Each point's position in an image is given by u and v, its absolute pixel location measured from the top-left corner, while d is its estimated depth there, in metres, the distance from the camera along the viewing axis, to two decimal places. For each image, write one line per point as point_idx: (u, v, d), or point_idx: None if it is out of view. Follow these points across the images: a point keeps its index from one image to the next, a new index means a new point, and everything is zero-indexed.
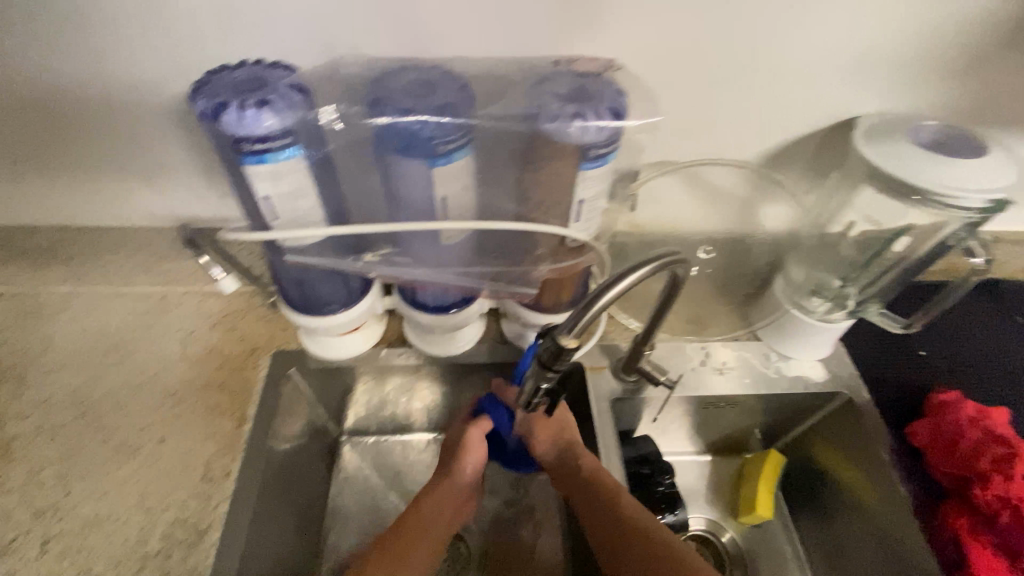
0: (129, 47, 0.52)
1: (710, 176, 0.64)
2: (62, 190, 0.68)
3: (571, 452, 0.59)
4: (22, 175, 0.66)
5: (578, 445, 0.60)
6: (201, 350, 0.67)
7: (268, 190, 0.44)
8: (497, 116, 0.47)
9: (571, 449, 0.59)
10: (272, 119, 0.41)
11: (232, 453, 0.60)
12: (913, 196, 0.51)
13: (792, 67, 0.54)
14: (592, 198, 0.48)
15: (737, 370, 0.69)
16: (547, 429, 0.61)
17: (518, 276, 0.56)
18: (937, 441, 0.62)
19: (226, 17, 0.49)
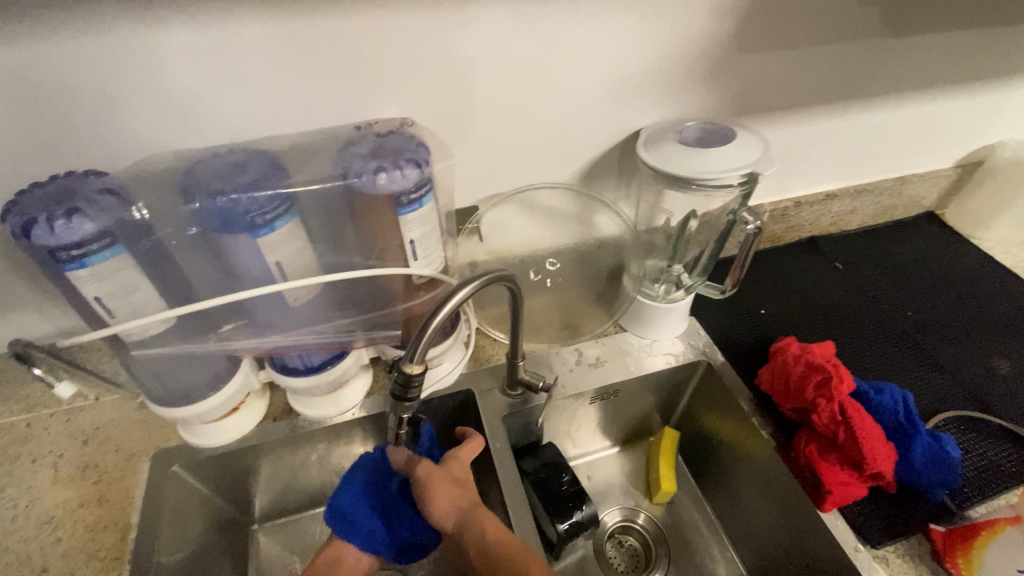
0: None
1: (541, 198, 0.73)
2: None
3: (477, 516, 0.54)
4: None
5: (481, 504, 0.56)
6: (72, 469, 0.64)
7: (95, 291, 0.44)
8: (312, 180, 0.51)
9: (477, 507, 0.56)
10: (86, 224, 0.42)
11: (119, 568, 0.57)
12: (689, 185, 0.61)
13: (573, 100, 0.64)
14: (422, 237, 0.54)
15: (610, 361, 0.76)
16: (449, 485, 0.56)
17: (379, 320, 0.60)
18: (775, 384, 0.71)
19: (27, 138, 0.50)
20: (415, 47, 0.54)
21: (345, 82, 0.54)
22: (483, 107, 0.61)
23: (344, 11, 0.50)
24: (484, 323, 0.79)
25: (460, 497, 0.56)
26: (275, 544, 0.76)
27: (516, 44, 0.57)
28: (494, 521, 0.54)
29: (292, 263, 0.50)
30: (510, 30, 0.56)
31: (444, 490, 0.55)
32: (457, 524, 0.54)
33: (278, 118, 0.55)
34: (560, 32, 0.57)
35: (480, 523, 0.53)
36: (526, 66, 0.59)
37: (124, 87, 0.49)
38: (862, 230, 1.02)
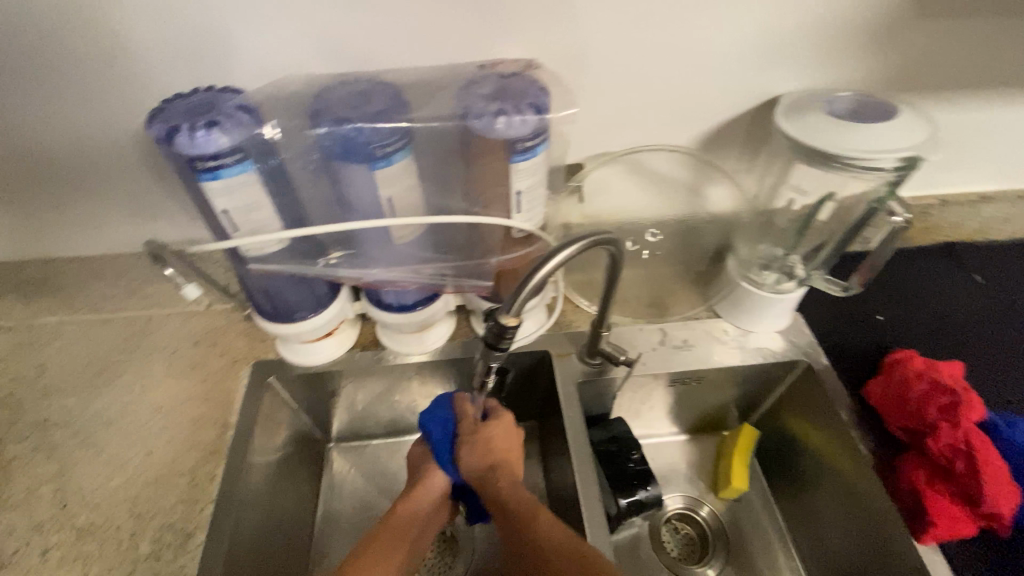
0: (92, 88, 0.56)
1: (651, 163, 0.68)
2: (39, 223, 0.71)
3: (496, 477, 0.57)
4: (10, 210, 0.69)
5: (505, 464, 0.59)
6: (184, 365, 0.70)
7: (225, 204, 0.47)
8: (432, 118, 0.51)
9: (500, 467, 0.58)
10: (223, 137, 0.44)
11: (216, 459, 0.63)
12: (831, 164, 0.55)
13: (706, 54, 0.58)
14: (530, 189, 0.52)
15: (698, 345, 0.71)
16: (476, 446, 0.59)
17: (473, 269, 0.59)
18: (887, 396, 0.65)
19: (181, 49, 0.53)
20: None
21: (472, 16, 0.53)
22: (608, 53, 0.57)
23: None
24: (569, 288, 0.77)
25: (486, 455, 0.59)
26: (345, 464, 0.81)
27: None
28: (510, 482, 0.57)
29: (401, 200, 0.50)
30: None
31: (470, 455, 0.58)
32: (480, 478, 0.58)
33: (402, 49, 0.54)
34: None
35: (497, 481, 0.57)
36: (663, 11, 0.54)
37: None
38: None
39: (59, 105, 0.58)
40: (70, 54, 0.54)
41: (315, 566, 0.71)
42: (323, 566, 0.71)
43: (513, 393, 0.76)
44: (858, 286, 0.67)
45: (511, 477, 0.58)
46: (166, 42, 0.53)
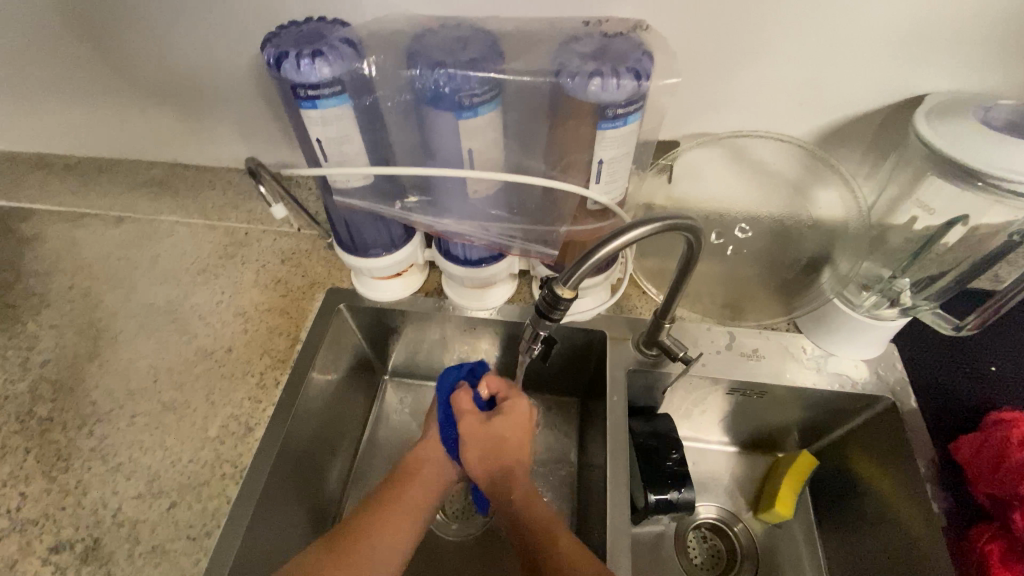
0: (224, 8, 0.61)
1: (756, 150, 0.62)
2: (161, 129, 0.78)
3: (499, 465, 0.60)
4: (145, 116, 0.76)
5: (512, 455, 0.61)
6: (269, 278, 0.77)
7: (319, 133, 0.49)
8: (524, 71, 0.49)
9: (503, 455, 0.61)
10: (326, 69, 0.45)
11: (282, 368, 0.69)
12: (974, 181, 0.47)
13: (845, 32, 0.52)
14: (613, 160, 0.49)
15: (767, 358, 0.67)
16: (483, 441, 0.61)
17: (541, 235, 0.59)
18: (979, 455, 0.57)
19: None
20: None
21: None
22: (731, 21, 0.53)
23: None
24: (639, 272, 0.73)
25: (492, 448, 0.61)
26: (394, 398, 0.85)
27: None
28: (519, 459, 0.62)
29: (482, 154, 0.50)
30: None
31: (475, 448, 0.61)
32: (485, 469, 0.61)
33: None
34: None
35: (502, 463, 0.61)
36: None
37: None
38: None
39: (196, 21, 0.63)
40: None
41: (352, 484, 0.77)
42: (359, 486, 0.77)
43: (563, 367, 0.76)
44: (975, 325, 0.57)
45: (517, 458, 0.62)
46: None
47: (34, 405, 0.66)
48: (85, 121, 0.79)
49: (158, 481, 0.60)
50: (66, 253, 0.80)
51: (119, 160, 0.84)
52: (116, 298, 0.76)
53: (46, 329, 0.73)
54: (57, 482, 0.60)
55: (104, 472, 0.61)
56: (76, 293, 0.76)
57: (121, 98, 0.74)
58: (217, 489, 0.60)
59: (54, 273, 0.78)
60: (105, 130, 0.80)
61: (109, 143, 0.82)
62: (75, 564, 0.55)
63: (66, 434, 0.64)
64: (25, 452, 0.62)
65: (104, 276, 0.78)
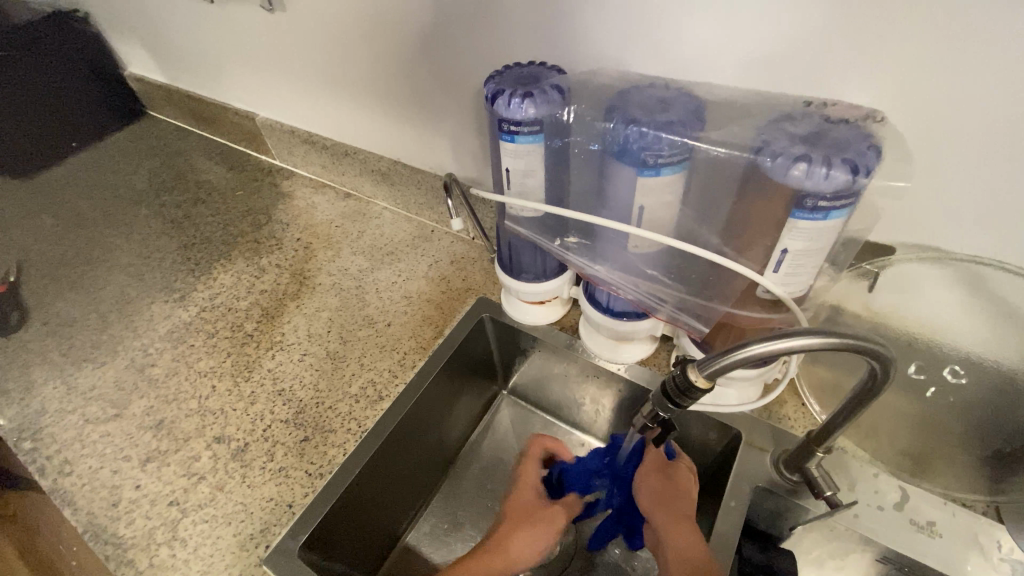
0: (473, 39, 0.67)
1: (1005, 286, 0.51)
2: (381, 132, 0.90)
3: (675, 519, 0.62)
4: (367, 116, 0.89)
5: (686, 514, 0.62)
6: (437, 274, 0.86)
7: (510, 164, 0.53)
8: (720, 143, 0.47)
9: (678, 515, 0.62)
10: (531, 109, 0.49)
11: (421, 355, 0.76)
12: None
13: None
14: (799, 253, 0.44)
15: (949, 540, 0.52)
16: (666, 488, 0.65)
17: (696, 309, 0.55)
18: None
19: (545, 16, 0.58)
20: (979, 20, 0.40)
21: (843, 37, 0.45)
22: (1005, 127, 0.43)
23: None
24: (802, 380, 0.64)
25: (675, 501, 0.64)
26: (506, 415, 0.87)
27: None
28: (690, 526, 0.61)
29: (653, 213, 0.49)
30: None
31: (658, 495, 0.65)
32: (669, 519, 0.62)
33: (726, 66, 0.51)
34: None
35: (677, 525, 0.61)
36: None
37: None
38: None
39: (452, 45, 0.69)
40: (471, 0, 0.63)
41: (445, 481, 0.81)
42: (450, 485, 0.81)
43: (682, 450, 0.70)
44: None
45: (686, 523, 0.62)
46: (527, 14, 0.60)
47: (245, 321, 0.84)
48: (325, 113, 0.95)
49: (302, 415, 0.71)
50: (304, 213, 1.01)
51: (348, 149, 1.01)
52: (323, 256, 0.92)
53: (272, 266, 0.92)
54: (238, 387, 0.75)
55: (269, 391, 0.74)
56: (299, 244, 0.95)
57: (357, 101, 0.88)
58: (339, 440, 0.69)
59: (291, 225, 0.99)
60: (336, 123, 0.95)
61: (334, 132, 0.97)
62: (227, 457, 0.68)
63: (256, 351, 0.79)
64: (227, 356, 0.79)
65: (321, 236, 0.96)
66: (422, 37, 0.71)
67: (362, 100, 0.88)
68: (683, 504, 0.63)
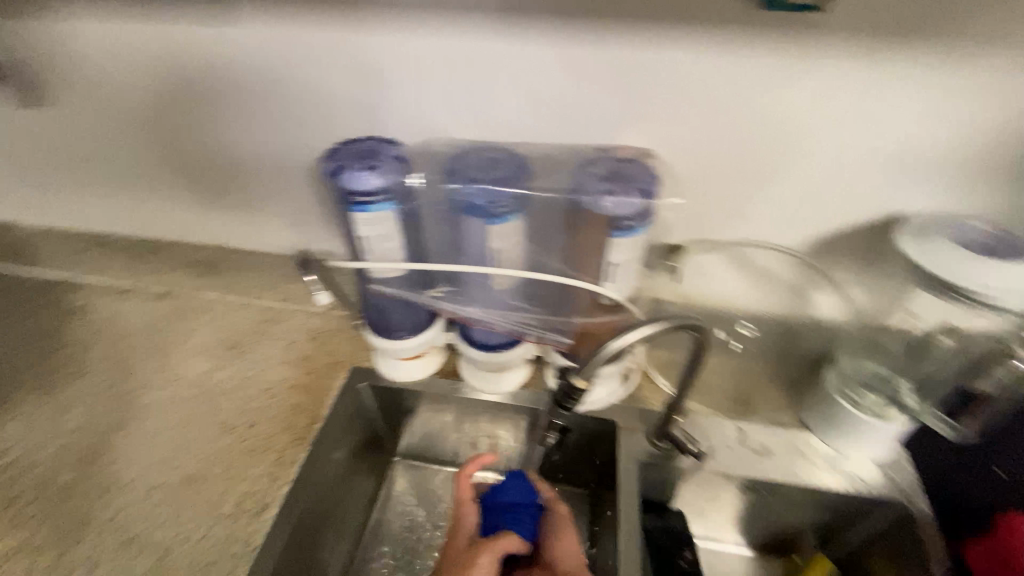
0: (298, 116, 0.69)
1: (757, 258, 0.69)
2: (218, 223, 0.88)
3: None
4: (199, 212, 0.87)
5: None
6: (297, 355, 0.80)
7: (365, 233, 0.55)
8: (546, 188, 0.57)
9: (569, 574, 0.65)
10: (377, 179, 0.52)
11: (300, 445, 0.71)
12: (950, 294, 0.52)
13: (827, 158, 0.60)
14: (625, 263, 0.55)
15: (777, 455, 0.67)
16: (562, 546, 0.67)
17: (558, 325, 0.63)
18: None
19: (367, 94, 0.64)
20: (682, 78, 0.57)
21: (610, 98, 0.59)
22: (728, 147, 0.61)
23: (631, 45, 0.55)
24: (650, 365, 0.76)
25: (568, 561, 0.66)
26: (402, 480, 0.85)
27: (792, 93, 0.56)
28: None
29: (506, 253, 0.56)
30: (791, 80, 0.55)
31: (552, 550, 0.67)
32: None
33: (533, 125, 0.62)
34: (830, 84, 0.55)
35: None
36: (787, 111, 0.57)
37: (441, 59, 0.60)
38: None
39: (276, 126, 0.71)
40: (290, 84, 0.66)
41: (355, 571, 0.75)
42: None
43: (574, 455, 0.77)
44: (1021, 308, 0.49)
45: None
46: (350, 93, 0.65)
47: (57, 473, 0.68)
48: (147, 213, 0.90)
49: (168, 558, 0.60)
50: (107, 325, 0.84)
51: (171, 245, 0.92)
52: (148, 368, 0.79)
53: (80, 397, 0.76)
54: (66, 557, 0.60)
55: (116, 546, 0.61)
56: (110, 362, 0.80)
57: (182, 196, 0.85)
58: (225, 569, 0.60)
59: (92, 341, 0.82)
60: (162, 221, 0.90)
61: (162, 232, 0.92)
62: None
63: (84, 505, 0.65)
64: (39, 523, 0.63)
65: (139, 347, 0.82)
66: (242, 123, 0.72)
67: (178, 185, 0.82)
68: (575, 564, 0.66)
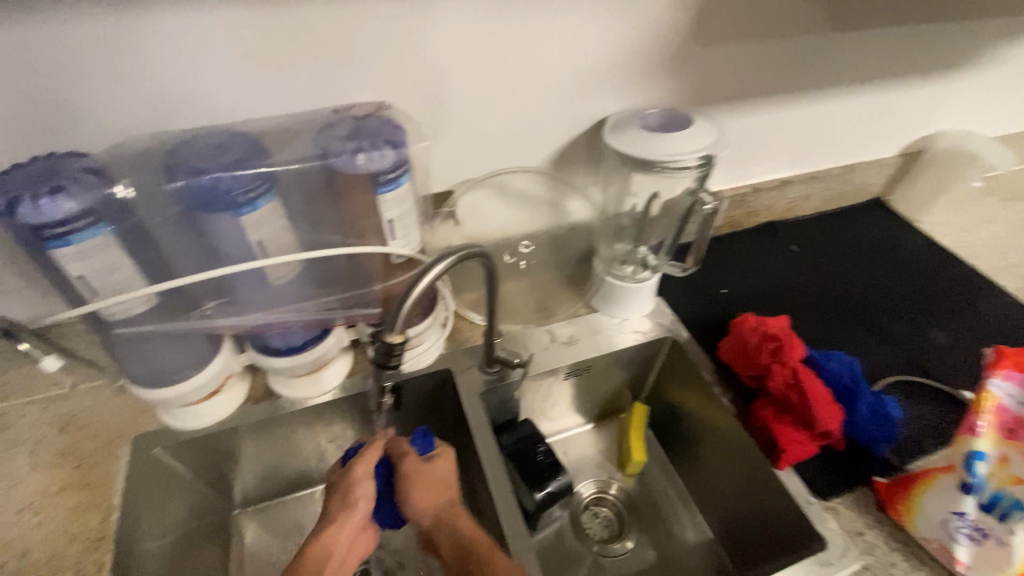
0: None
1: (514, 183, 0.78)
2: None
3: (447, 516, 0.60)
4: None
5: (449, 504, 0.61)
6: (50, 454, 0.63)
7: (80, 269, 0.45)
8: (291, 162, 0.54)
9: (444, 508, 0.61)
10: (70, 202, 0.43)
11: (102, 548, 0.57)
12: (652, 168, 0.67)
13: (522, 78, 0.67)
14: (400, 217, 0.56)
15: (583, 339, 0.79)
16: (425, 484, 0.61)
17: (359, 298, 0.62)
18: (803, 335, 0.84)
19: (15, 102, 0.51)
20: (368, 26, 0.56)
21: (322, 60, 0.57)
22: (452, 90, 0.65)
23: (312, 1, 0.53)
24: (461, 306, 0.82)
25: (433, 495, 0.61)
26: (255, 528, 0.77)
27: (434, 18, 0.58)
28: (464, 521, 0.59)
29: (274, 241, 0.52)
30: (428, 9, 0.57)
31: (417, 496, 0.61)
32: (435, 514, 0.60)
33: (252, 102, 0.58)
34: (476, 14, 0.59)
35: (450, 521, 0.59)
36: (477, 44, 0.62)
37: (103, 41, 0.50)
38: (808, 218, 1.08)
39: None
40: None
41: None
42: None
43: (422, 416, 0.79)
44: (701, 155, 0.64)
45: (453, 518, 0.60)
46: None
47: None
48: None
49: None
50: None
51: None
52: None
53: None
54: None
55: None
56: None
57: None
58: None
59: None
60: None
61: None
62: None
63: None
64: None
65: None
66: None
67: None
68: (441, 493, 0.61)
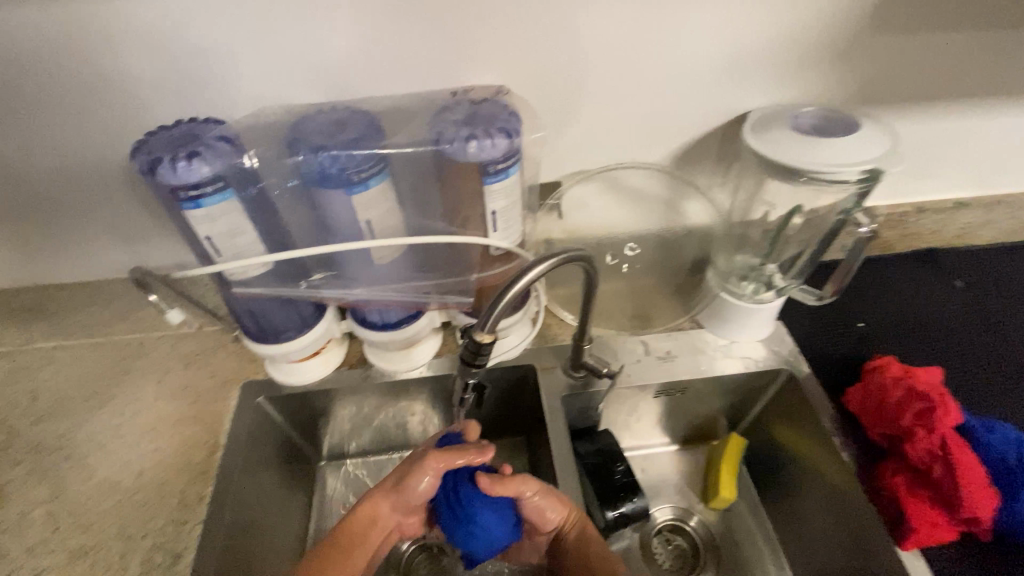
0: (93, 113, 0.58)
1: (629, 179, 0.71)
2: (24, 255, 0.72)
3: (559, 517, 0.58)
4: None
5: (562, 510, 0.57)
6: (175, 386, 0.71)
7: (208, 231, 0.48)
8: (406, 144, 0.53)
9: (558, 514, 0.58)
10: (204, 167, 0.45)
11: (205, 480, 0.63)
12: (798, 178, 0.57)
13: (655, 65, 0.60)
14: (504, 209, 0.54)
15: (682, 356, 0.72)
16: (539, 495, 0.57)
17: (455, 286, 0.61)
18: (957, 394, 0.70)
19: (172, 69, 0.55)
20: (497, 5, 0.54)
21: (446, 38, 0.56)
22: (576, 75, 0.60)
23: None
24: (554, 302, 0.78)
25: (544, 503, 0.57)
26: (336, 481, 0.80)
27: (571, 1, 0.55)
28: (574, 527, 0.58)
29: (380, 222, 0.52)
30: None
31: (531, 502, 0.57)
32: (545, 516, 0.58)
33: (375, 79, 0.58)
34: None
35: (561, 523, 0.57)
36: (609, 26, 0.57)
37: (249, 11, 0.52)
38: (1006, 244, 0.85)
39: (66, 127, 0.59)
40: (65, 72, 0.54)
41: None
42: None
43: (501, 408, 0.77)
44: (865, 168, 0.54)
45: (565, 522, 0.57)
46: (149, 72, 0.55)
47: None
48: None
49: None
50: None
51: None
52: None
53: None
54: None
55: None
56: None
57: None
58: None
59: None
60: None
61: None
62: None
63: None
64: None
65: None
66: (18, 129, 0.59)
67: None
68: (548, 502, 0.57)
